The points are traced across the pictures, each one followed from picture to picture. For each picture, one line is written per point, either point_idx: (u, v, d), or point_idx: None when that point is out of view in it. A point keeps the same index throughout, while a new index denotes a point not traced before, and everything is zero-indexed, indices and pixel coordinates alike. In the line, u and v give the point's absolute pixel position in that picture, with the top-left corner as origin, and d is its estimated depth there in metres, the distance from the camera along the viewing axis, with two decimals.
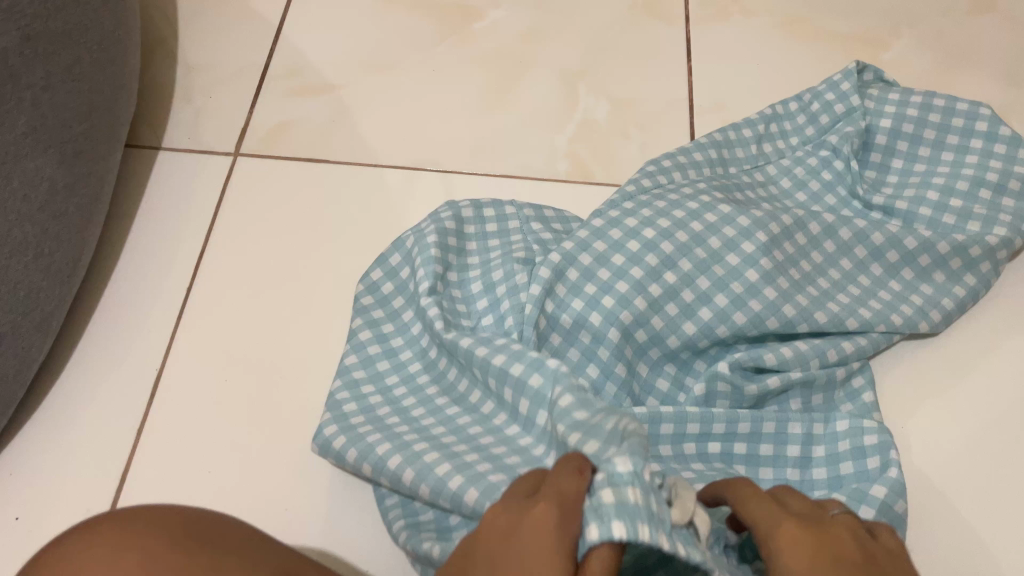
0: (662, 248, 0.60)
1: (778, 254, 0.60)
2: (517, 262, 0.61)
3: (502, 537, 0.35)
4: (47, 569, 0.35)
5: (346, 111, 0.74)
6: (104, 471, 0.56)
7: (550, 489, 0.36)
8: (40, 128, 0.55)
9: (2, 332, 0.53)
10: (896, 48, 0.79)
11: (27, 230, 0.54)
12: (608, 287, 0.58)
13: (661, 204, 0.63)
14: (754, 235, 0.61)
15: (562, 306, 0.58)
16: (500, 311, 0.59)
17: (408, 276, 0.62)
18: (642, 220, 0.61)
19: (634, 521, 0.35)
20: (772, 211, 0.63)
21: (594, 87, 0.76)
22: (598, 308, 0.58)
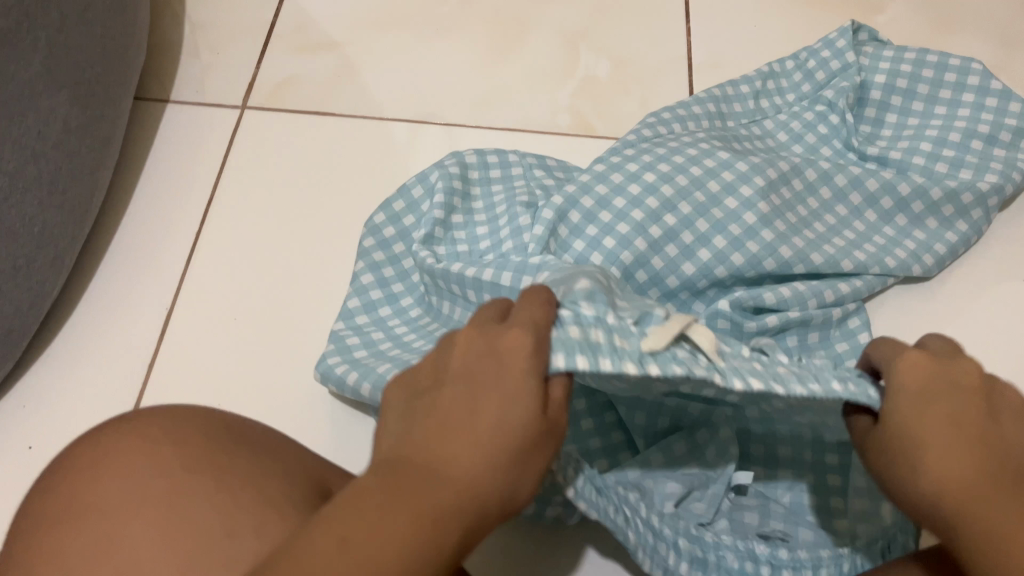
0: (662, 191, 0.61)
1: (776, 198, 0.61)
2: (519, 206, 0.62)
3: (474, 363, 0.36)
4: (100, 440, 0.42)
5: (352, 67, 0.75)
6: (116, 405, 0.57)
7: (521, 316, 0.36)
8: (54, 68, 0.57)
9: (17, 264, 0.54)
10: (889, 11, 0.81)
11: (42, 167, 0.56)
12: (608, 229, 0.59)
13: (662, 151, 0.64)
14: (752, 179, 0.62)
15: (563, 248, 0.60)
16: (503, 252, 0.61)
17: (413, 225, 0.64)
18: (642, 166, 0.62)
19: (593, 353, 0.35)
20: (769, 159, 0.64)
21: (595, 45, 0.77)
22: (599, 249, 0.59)
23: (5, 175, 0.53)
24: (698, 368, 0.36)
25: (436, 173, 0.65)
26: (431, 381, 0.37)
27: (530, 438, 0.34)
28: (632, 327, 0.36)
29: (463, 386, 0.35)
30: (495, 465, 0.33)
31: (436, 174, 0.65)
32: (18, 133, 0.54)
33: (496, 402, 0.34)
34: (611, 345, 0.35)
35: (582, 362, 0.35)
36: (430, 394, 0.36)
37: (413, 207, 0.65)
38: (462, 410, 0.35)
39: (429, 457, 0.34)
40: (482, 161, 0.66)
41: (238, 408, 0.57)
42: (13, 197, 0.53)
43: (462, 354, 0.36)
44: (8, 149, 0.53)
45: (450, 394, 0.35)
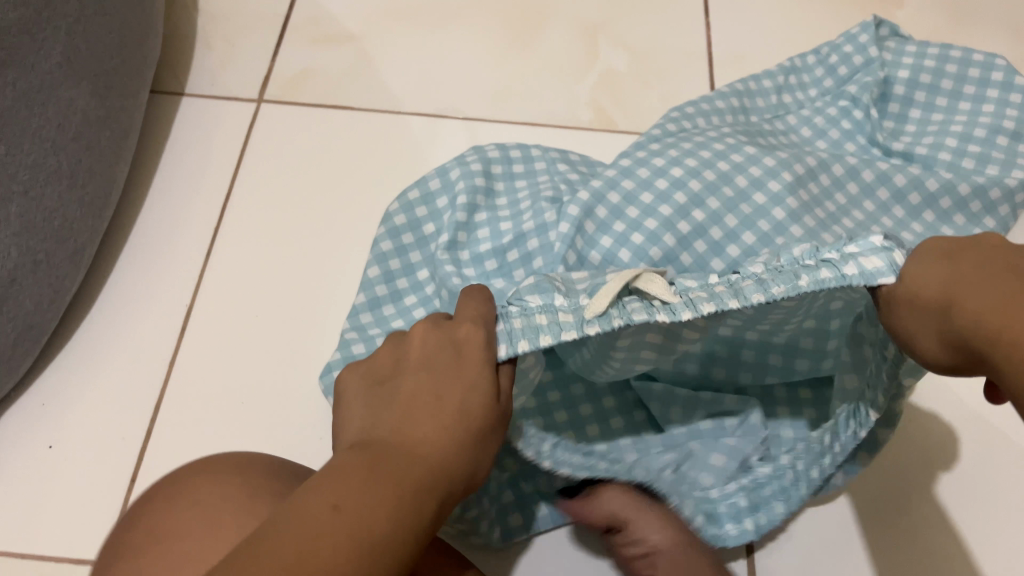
0: (690, 187, 0.60)
1: (804, 192, 0.61)
2: (544, 202, 0.61)
3: (434, 353, 0.37)
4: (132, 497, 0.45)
5: (368, 59, 0.73)
6: (137, 402, 0.56)
7: (468, 311, 0.38)
8: (74, 60, 0.56)
9: (36, 259, 0.53)
10: (908, 7, 0.80)
11: (62, 160, 0.55)
12: (635, 224, 0.59)
13: (688, 146, 0.63)
14: (780, 175, 0.61)
15: (589, 244, 0.59)
16: (530, 249, 0.59)
17: (431, 231, 0.62)
18: (667, 161, 0.62)
19: (537, 334, 0.36)
20: (796, 156, 0.63)
21: (615, 38, 0.76)
22: (628, 245, 0.58)
23: (24, 169, 0.52)
24: (644, 315, 0.36)
25: (458, 169, 0.64)
26: (388, 373, 0.38)
27: (489, 422, 0.36)
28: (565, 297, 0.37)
29: (424, 374, 0.37)
30: (458, 445, 0.35)
31: (458, 169, 0.64)
32: (38, 126, 0.53)
33: (460, 386, 0.36)
34: (548, 318, 0.37)
35: (522, 345, 0.36)
36: (387, 384, 0.38)
37: (430, 205, 0.63)
38: (425, 394, 0.36)
39: (400, 439, 0.35)
40: (504, 157, 0.65)
41: (263, 406, 0.56)
42: (33, 191, 0.53)
43: (418, 347, 0.38)
44: (28, 142, 0.52)
45: (411, 380, 0.37)
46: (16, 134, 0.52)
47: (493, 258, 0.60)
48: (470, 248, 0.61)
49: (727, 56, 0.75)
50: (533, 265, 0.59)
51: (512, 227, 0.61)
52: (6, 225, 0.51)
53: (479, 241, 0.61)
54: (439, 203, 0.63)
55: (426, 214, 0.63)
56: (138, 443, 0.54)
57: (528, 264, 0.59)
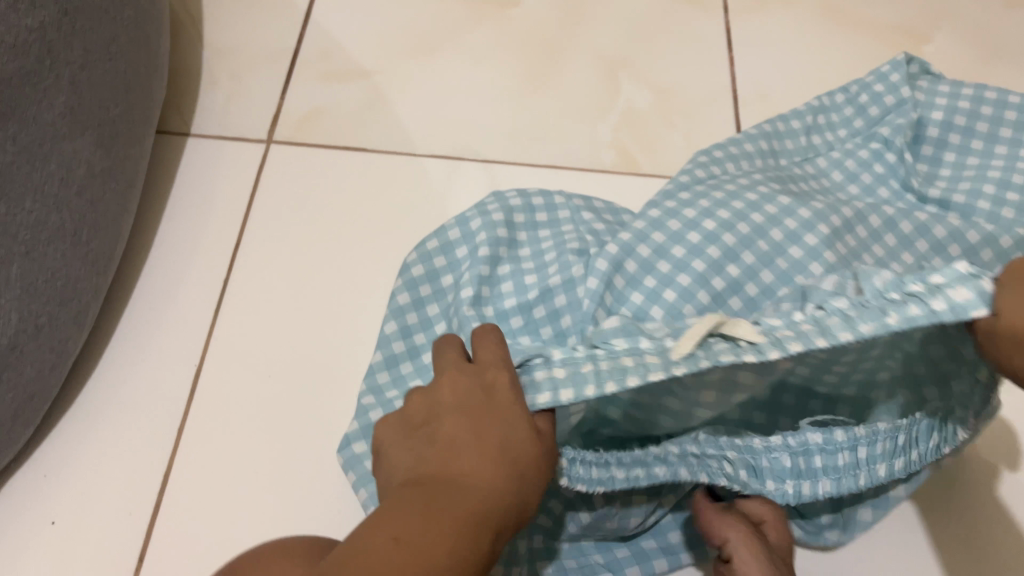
0: (724, 240, 0.57)
1: (842, 245, 0.58)
2: (570, 255, 0.58)
3: (464, 396, 0.36)
4: None
5: (382, 98, 0.71)
6: (144, 472, 0.53)
7: (493, 355, 0.37)
8: (78, 109, 0.53)
9: (38, 323, 0.50)
10: (936, 40, 0.77)
11: (65, 216, 0.52)
12: (668, 280, 0.56)
13: (719, 195, 0.61)
14: (816, 226, 0.58)
15: (621, 301, 0.56)
16: (558, 305, 0.57)
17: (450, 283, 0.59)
18: (699, 212, 0.59)
19: (620, 376, 0.35)
20: (832, 206, 0.61)
21: (636, 75, 0.74)
22: (660, 302, 0.55)
23: (25, 228, 0.49)
24: (733, 355, 0.35)
25: (479, 218, 0.61)
26: (425, 418, 0.38)
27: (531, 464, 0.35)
28: (650, 340, 0.36)
29: (462, 418, 0.36)
30: (505, 488, 0.34)
31: (479, 219, 0.61)
32: (40, 181, 0.50)
33: (497, 429, 0.35)
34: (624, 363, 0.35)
35: (584, 390, 0.35)
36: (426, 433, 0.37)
37: (449, 254, 0.61)
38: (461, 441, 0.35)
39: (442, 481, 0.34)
40: (526, 204, 0.63)
41: (278, 475, 0.53)
42: (35, 251, 0.50)
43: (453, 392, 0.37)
44: (30, 199, 0.49)
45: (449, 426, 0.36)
46: (18, 190, 0.48)
47: (520, 314, 0.57)
48: (492, 303, 0.57)
49: (751, 94, 0.73)
50: (561, 323, 0.56)
51: (537, 281, 0.58)
52: (6, 289, 0.48)
53: (502, 296, 0.58)
54: (459, 253, 0.60)
55: (445, 266, 0.60)
56: (147, 518, 0.51)
57: (555, 321, 0.56)
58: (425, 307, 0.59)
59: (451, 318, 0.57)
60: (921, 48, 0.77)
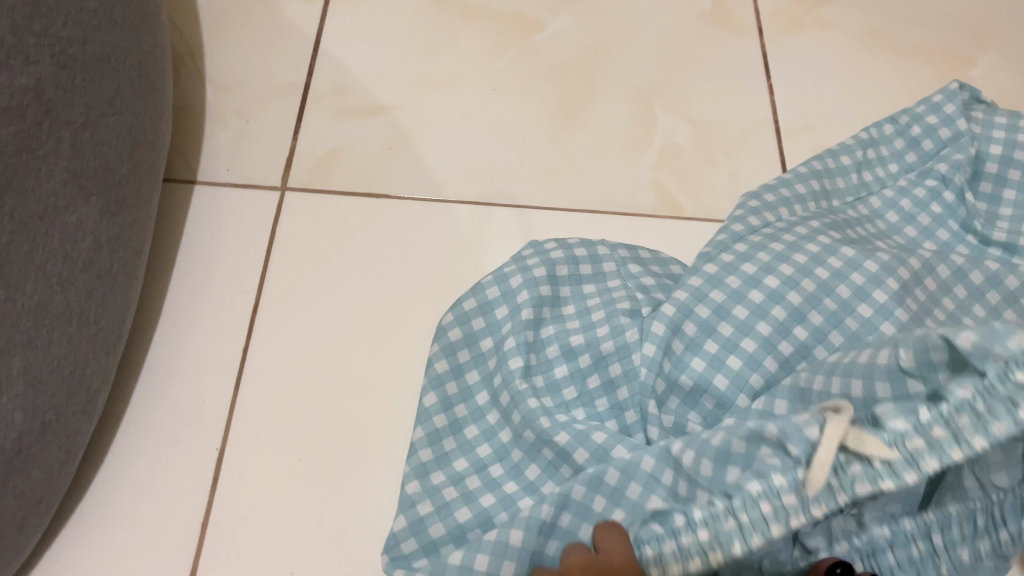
0: (788, 299, 0.53)
1: (914, 302, 0.53)
2: (621, 318, 0.54)
3: None
4: None
5: (403, 137, 0.66)
6: (168, 575, 0.48)
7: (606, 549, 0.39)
8: (80, 174, 0.47)
9: (45, 420, 0.45)
10: (982, 64, 0.73)
11: (71, 296, 0.46)
12: (731, 344, 0.51)
13: (778, 245, 0.56)
14: (885, 279, 0.53)
15: (678, 369, 0.51)
16: (613, 374, 0.53)
17: (490, 348, 0.55)
18: (758, 268, 0.54)
19: (784, 519, 0.35)
20: (901, 255, 0.55)
21: (672, 106, 0.69)
22: (724, 369, 0.51)
23: (28, 314, 0.43)
24: (868, 481, 0.35)
25: (520, 275, 0.56)
26: None
27: None
28: (770, 449, 0.37)
29: None
30: None
31: (519, 275, 0.56)
32: (41, 260, 0.44)
33: None
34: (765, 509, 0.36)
35: (733, 549, 0.36)
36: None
37: (488, 314, 0.56)
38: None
39: None
40: (571, 256, 0.58)
41: (317, 573, 0.49)
42: (38, 339, 0.44)
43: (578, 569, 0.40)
44: (31, 281, 0.44)
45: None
46: (18, 273, 0.43)
47: (573, 383, 0.53)
48: (540, 372, 0.53)
49: (795, 124, 0.69)
50: (617, 398, 0.52)
51: (587, 345, 0.54)
52: (10, 386, 0.42)
53: (549, 364, 0.54)
54: (499, 314, 0.55)
55: (484, 328, 0.55)
56: None
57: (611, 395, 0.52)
58: (465, 374, 0.54)
59: (495, 388, 0.53)
60: (968, 72, 0.73)
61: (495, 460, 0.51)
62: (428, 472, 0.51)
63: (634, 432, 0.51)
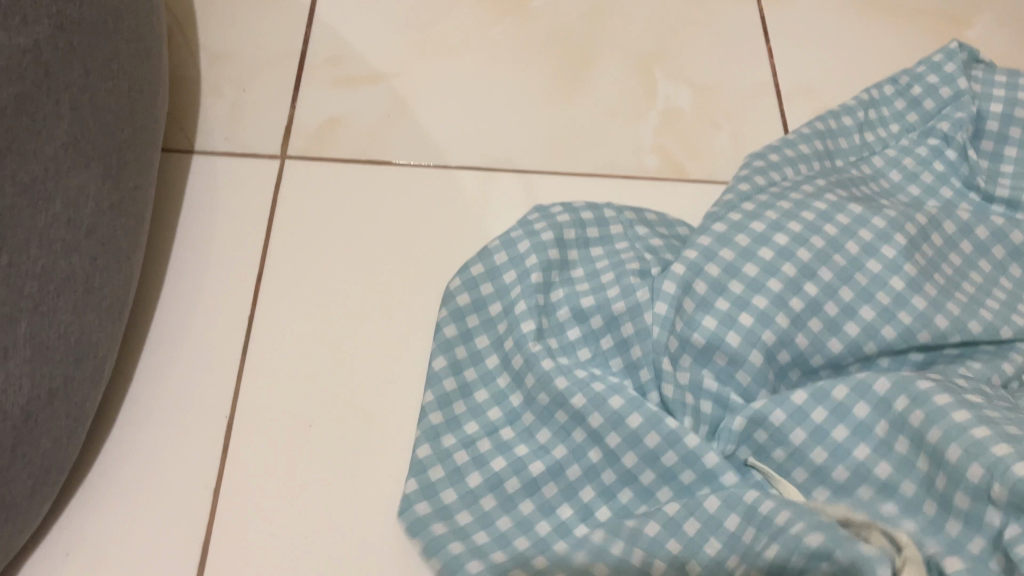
0: (798, 257, 0.52)
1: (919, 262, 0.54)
2: (631, 279, 0.54)
3: None
4: None
5: (403, 104, 0.65)
6: (182, 543, 0.47)
7: None
8: (81, 138, 0.46)
9: (53, 388, 0.44)
10: (978, 25, 0.73)
11: (75, 262, 0.46)
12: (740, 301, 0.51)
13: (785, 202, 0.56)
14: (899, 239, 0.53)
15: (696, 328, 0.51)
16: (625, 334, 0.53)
17: (499, 312, 0.54)
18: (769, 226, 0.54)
19: None
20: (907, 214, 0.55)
21: (673, 71, 0.68)
22: (736, 326, 0.50)
23: (32, 279, 0.42)
24: None
25: (527, 240, 0.56)
26: None
27: None
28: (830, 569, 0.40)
29: None
30: None
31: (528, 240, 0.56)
32: (45, 224, 0.43)
33: None
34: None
35: None
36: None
37: (496, 280, 0.55)
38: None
39: None
40: (581, 220, 0.58)
41: (332, 538, 0.48)
42: (43, 305, 0.43)
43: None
44: (34, 245, 0.43)
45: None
46: (22, 236, 0.42)
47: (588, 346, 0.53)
48: (552, 335, 0.53)
49: (795, 87, 0.69)
50: (630, 357, 0.52)
51: (596, 307, 0.54)
52: (16, 352, 0.41)
53: (562, 330, 0.53)
54: (507, 280, 0.55)
55: (492, 293, 0.55)
56: None
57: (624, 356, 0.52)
58: (474, 339, 0.54)
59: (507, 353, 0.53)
60: (964, 33, 0.73)
61: (506, 423, 0.51)
62: (439, 435, 0.50)
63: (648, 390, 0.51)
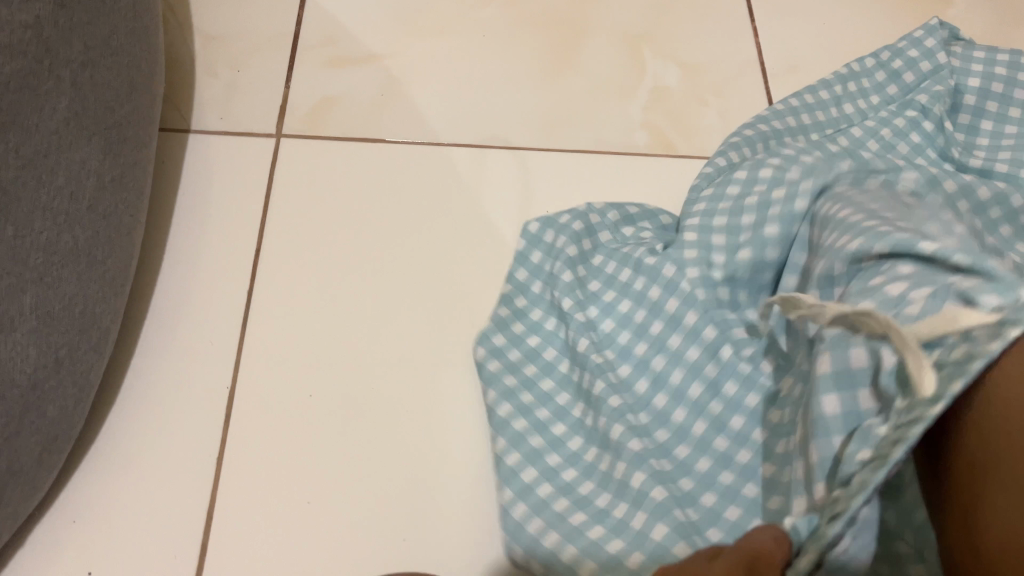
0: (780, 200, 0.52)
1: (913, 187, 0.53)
2: (648, 264, 0.54)
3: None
4: None
5: (396, 84, 0.66)
6: (186, 510, 0.49)
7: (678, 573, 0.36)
8: (81, 113, 0.47)
9: (58, 357, 0.45)
10: (959, 6, 0.75)
11: (78, 235, 0.46)
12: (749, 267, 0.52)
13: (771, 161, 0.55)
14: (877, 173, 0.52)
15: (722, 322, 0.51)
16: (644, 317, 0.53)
17: (522, 332, 0.54)
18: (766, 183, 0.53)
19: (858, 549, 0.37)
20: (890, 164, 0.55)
21: (661, 49, 0.70)
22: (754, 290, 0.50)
23: (37, 252, 0.43)
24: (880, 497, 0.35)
25: (531, 264, 0.57)
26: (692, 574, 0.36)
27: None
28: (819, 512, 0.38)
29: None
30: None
31: (541, 251, 0.57)
32: (48, 198, 0.44)
33: None
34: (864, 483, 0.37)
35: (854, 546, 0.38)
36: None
37: (512, 305, 0.55)
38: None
39: None
40: (599, 221, 0.58)
41: (333, 505, 0.49)
42: (48, 278, 0.44)
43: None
44: (38, 219, 0.43)
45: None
46: (26, 210, 0.42)
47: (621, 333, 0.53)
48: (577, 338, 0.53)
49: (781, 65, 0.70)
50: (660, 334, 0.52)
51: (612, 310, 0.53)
52: (21, 322, 0.42)
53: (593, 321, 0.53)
54: (534, 315, 0.54)
55: (509, 314, 0.55)
56: (194, 560, 0.47)
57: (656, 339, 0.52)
58: (505, 354, 0.53)
59: (555, 359, 0.53)
60: (946, 12, 0.74)
61: (554, 423, 0.50)
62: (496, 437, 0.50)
63: (686, 351, 0.51)
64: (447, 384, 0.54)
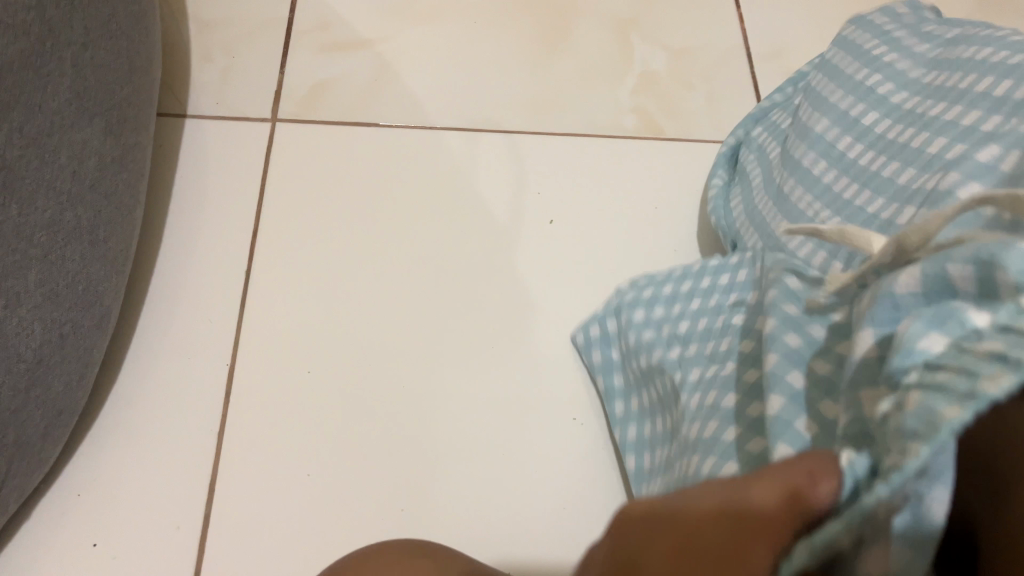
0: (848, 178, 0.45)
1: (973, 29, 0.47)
2: (686, 283, 0.50)
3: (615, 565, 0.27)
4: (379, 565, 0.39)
5: (389, 69, 0.67)
6: (190, 482, 0.50)
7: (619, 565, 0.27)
8: (83, 94, 0.48)
9: (63, 333, 0.46)
10: None
11: (81, 214, 0.47)
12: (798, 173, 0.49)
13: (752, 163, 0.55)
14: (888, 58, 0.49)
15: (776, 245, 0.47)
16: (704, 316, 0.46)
17: (633, 431, 0.49)
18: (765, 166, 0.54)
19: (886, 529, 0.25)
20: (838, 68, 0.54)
21: (648, 35, 0.71)
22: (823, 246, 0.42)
23: (41, 229, 0.44)
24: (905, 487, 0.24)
25: (597, 355, 0.54)
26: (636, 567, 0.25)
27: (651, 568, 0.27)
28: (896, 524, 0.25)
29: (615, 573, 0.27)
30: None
31: (598, 348, 0.54)
32: (52, 176, 0.45)
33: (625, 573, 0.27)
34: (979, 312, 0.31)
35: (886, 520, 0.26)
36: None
37: (608, 406, 0.52)
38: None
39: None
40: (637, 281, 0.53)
41: (333, 479, 0.51)
42: (52, 254, 0.45)
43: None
44: (42, 196, 0.44)
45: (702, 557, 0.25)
46: (31, 187, 0.43)
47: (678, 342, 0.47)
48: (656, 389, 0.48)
49: (766, 49, 0.71)
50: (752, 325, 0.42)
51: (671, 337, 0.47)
52: (28, 298, 0.43)
53: (653, 362, 0.47)
54: (617, 406, 0.51)
55: (619, 410, 0.51)
56: (198, 531, 0.48)
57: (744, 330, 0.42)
58: (630, 453, 0.49)
59: (651, 432, 0.48)
60: None
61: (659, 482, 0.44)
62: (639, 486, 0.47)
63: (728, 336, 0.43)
64: (442, 361, 0.55)
